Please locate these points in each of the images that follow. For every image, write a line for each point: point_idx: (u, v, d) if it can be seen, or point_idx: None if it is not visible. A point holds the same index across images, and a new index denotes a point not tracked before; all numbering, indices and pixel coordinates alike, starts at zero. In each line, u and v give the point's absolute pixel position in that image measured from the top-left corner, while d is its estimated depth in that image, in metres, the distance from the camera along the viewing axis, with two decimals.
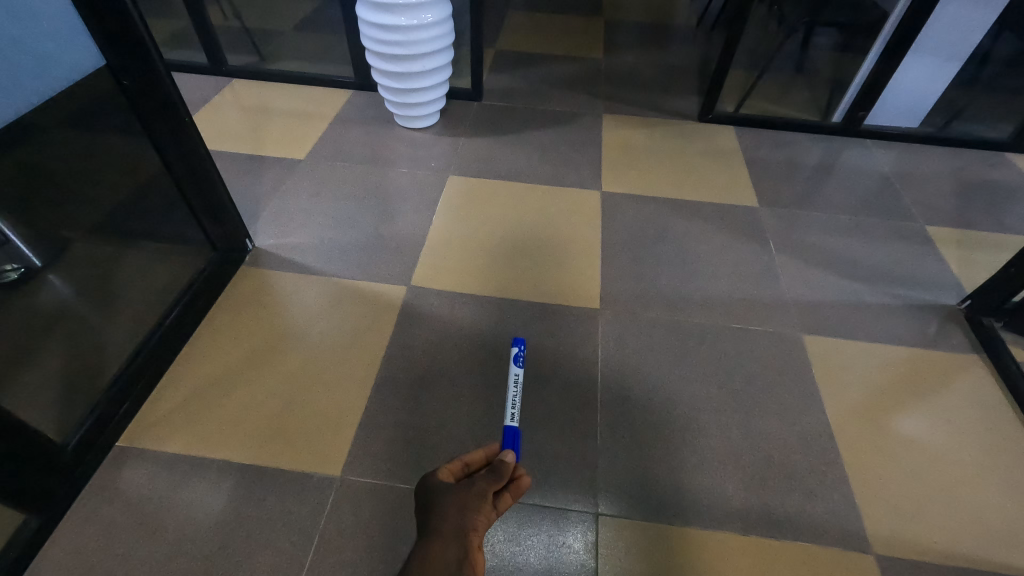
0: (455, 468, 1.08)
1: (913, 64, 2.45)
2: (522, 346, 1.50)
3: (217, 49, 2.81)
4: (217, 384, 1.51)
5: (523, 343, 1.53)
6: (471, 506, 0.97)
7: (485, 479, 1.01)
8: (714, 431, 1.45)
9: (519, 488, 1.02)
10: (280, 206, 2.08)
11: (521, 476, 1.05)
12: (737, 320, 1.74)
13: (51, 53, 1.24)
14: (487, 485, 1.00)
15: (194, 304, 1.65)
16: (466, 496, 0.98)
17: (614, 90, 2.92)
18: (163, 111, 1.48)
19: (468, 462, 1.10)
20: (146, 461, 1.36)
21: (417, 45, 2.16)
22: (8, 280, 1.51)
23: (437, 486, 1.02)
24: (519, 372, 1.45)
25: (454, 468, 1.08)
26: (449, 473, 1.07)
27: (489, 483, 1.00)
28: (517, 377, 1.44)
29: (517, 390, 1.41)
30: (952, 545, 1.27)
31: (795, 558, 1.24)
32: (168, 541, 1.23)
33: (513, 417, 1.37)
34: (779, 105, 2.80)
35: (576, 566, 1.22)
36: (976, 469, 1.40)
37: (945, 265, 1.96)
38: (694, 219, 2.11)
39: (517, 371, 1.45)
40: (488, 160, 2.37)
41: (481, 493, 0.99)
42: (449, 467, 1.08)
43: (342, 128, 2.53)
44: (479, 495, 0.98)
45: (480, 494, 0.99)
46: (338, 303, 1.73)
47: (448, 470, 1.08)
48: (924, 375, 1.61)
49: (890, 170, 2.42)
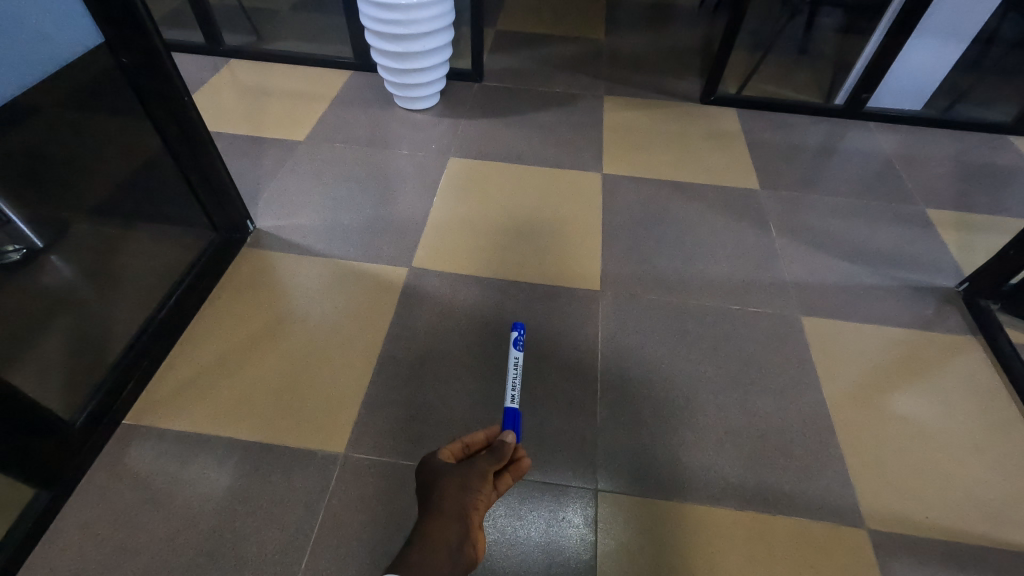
0: (456, 449, 1.09)
1: (918, 45, 2.42)
2: (522, 330, 1.48)
3: (214, 27, 2.76)
4: (220, 364, 1.52)
5: (523, 327, 1.52)
6: (471, 484, 0.97)
7: (486, 460, 1.02)
8: (714, 410, 1.48)
9: (519, 469, 1.06)
10: (279, 188, 2.06)
11: (521, 457, 1.08)
12: (738, 302, 1.75)
13: (48, 31, 1.21)
14: (487, 466, 1.01)
15: (197, 286, 1.65)
16: (467, 476, 0.99)
17: (616, 71, 2.89)
18: (163, 94, 1.47)
19: (468, 443, 1.11)
20: (153, 438, 1.37)
21: (417, 24, 2.12)
22: (9, 261, 1.46)
23: (438, 466, 1.01)
24: (519, 356, 1.44)
25: (454, 449, 1.09)
26: (449, 453, 1.08)
27: (490, 463, 1.02)
28: (518, 361, 1.43)
29: (517, 374, 1.41)
30: (944, 520, 1.31)
31: (790, 532, 1.28)
32: (176, 515, 1.25)
33: (514, 399, 1.36)
34: (781, 87, 2.78)
35: (576, 540, 1.25)
36: (969, 448, 1.43)
37: (944, 247, 1.97)
38: (696, 202, 2.11)
39: (517, 355, 1.44)
40: (489, 142, 2.35)
41: (483, 473, 1.00)
42: (450, 447, 1.08)
43: (341, 108, 2.50)
44: (481, 475, 0.99)
45: (482, 474, 0.99)
46: (340, 284, 1.73)
47: (449, 451, 1.08)
48: (921, 357, 1.63)
49: (892, 153, 2.42)
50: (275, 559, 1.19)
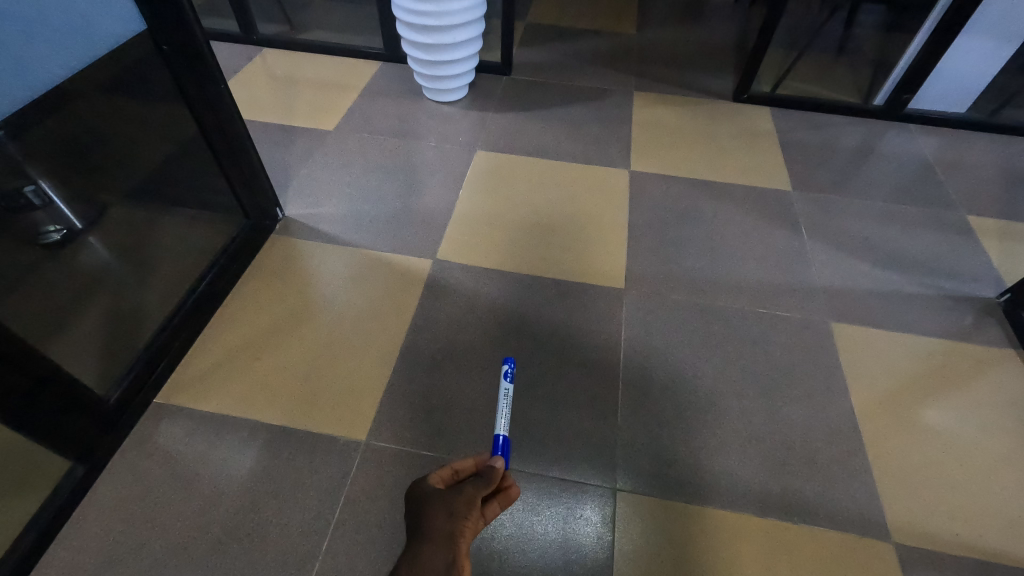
0: (444, 475, 1.04)
1: (967, 45, 2.32)
2: (512, 363, 1.40)
3: (249, 16, 2.81)
4: (248, 349, 1.55)
5: (513, 359, 1.43)
6: (458, 511, 0.93)
7: (473, 485, 0.98)
8: (737, 415, 1.45)
9: (507, 497, 1.03)
10: (307, 177, 2.09)
11: (509, 485, 1.05)
12: (765, 305, 1.72)
13: (92, 19, 1.24)
14: (474, 491, 0.97)
15: (228, 269, 1.68)
16: (454, 502, 0.95)
17: (647, 66, 2.84)
18: (198, 77, 1.46)
19: (457, 469, 1.07)
20: (183, 417, 1.41)
21: (448, 16, 2.12)
22: (51, 241, 1.54)
23: (427, 494, 0.98)
24: (509, 388, 1.35)
25: (443, 475, 1.05)
26: (437, 480, 1.04)
27: (477, 488, 0.98)
28: (507, 392, 1.34)
29: (506, 404, 1.31)
30: (975, 538, 1.26)
31: (812, 541, 1.25)
32: (203, 493, 1.28)
33: (503, 427, 1.27)
34: (818, 86, 2.71)
35: (592, 538, 1.24)
36: (1005, 465, 1.38)
37: (985, 257, 1.90)
38: (725, 202, 2.07)
39: (508, 387, 1.35)
40: (517, 136, 2.34)
41: (469, 499, 0.95)
42: (438, 473, 1.04)
43: (370, 99, 2.52)
44: (467, 501, 0.95)
45: (468, 501, 0.95)
46: (365, 274, 1.75)
47: (437, 476, 1.04)
48: (955, 369, 1.58)
49: (932, 157, 2.34)
50: (298, 541, 1.22)
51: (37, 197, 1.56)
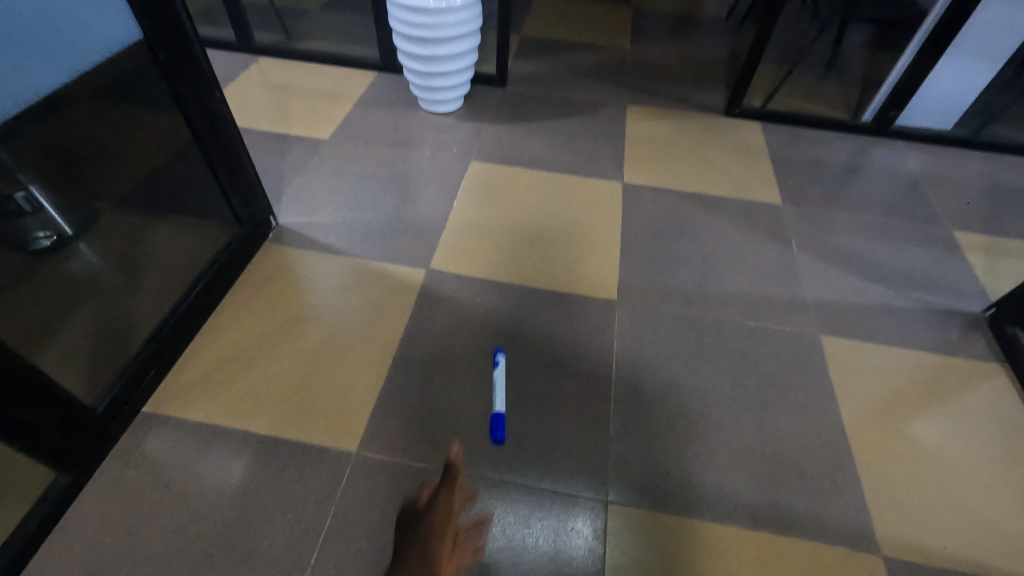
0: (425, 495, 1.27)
1: (952, 64, 2.38)
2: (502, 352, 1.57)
3: (245, 24, 2.80)
4: (239, 358, 1.54)
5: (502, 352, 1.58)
6: (436, 531, 1.19)
7: (444, 498, 1.25)
8: (728, 427, 1.46)
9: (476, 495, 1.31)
10: (302, 186, 2.09)
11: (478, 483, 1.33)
12: (756, 318, 1.73)
13: (90, 25, 1.24)
14: (447, 506, 1.23)
15: (220, 277, 1.65)
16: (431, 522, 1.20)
17: (641, 79, 2.88)
18: (194, 88, 1.46)
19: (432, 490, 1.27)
20: (172, 427, 1.39)
21: (444, 28, 2.14)
22: (42, 247, 1.55)
23: (410, 515, 1.24)
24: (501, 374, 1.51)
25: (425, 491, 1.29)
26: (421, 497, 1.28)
27: (448, 502, 1.24)
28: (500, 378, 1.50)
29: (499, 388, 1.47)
30: (962, 550, 1.28)
31: (802, 554, 1.26)
32: (191, 504, 1.26)
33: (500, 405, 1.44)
34: (808, 102, 2.75)
35: (584, 551, 1.24)
36: (991, 478, 1.40)
37: (971, 271, 1.93)
38: (716, 215, 2.09)
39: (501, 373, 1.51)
40: (511, 147, 2.36)
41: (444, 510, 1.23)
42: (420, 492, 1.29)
43: (365, 108, 2.53)
44: (443, 515, 1.22)
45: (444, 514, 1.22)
46: (359, 283, 1.75)
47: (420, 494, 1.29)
48: (942, 382, 1.60)
49: (918, 172, 2.38)
50: (287, 553, 1.21)
51: (28, 203, 1.54)
